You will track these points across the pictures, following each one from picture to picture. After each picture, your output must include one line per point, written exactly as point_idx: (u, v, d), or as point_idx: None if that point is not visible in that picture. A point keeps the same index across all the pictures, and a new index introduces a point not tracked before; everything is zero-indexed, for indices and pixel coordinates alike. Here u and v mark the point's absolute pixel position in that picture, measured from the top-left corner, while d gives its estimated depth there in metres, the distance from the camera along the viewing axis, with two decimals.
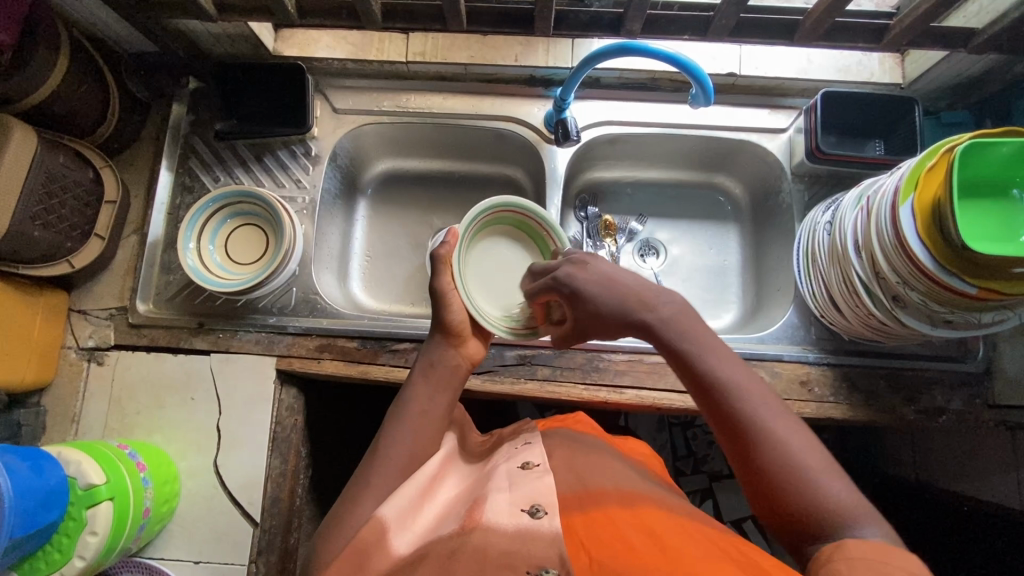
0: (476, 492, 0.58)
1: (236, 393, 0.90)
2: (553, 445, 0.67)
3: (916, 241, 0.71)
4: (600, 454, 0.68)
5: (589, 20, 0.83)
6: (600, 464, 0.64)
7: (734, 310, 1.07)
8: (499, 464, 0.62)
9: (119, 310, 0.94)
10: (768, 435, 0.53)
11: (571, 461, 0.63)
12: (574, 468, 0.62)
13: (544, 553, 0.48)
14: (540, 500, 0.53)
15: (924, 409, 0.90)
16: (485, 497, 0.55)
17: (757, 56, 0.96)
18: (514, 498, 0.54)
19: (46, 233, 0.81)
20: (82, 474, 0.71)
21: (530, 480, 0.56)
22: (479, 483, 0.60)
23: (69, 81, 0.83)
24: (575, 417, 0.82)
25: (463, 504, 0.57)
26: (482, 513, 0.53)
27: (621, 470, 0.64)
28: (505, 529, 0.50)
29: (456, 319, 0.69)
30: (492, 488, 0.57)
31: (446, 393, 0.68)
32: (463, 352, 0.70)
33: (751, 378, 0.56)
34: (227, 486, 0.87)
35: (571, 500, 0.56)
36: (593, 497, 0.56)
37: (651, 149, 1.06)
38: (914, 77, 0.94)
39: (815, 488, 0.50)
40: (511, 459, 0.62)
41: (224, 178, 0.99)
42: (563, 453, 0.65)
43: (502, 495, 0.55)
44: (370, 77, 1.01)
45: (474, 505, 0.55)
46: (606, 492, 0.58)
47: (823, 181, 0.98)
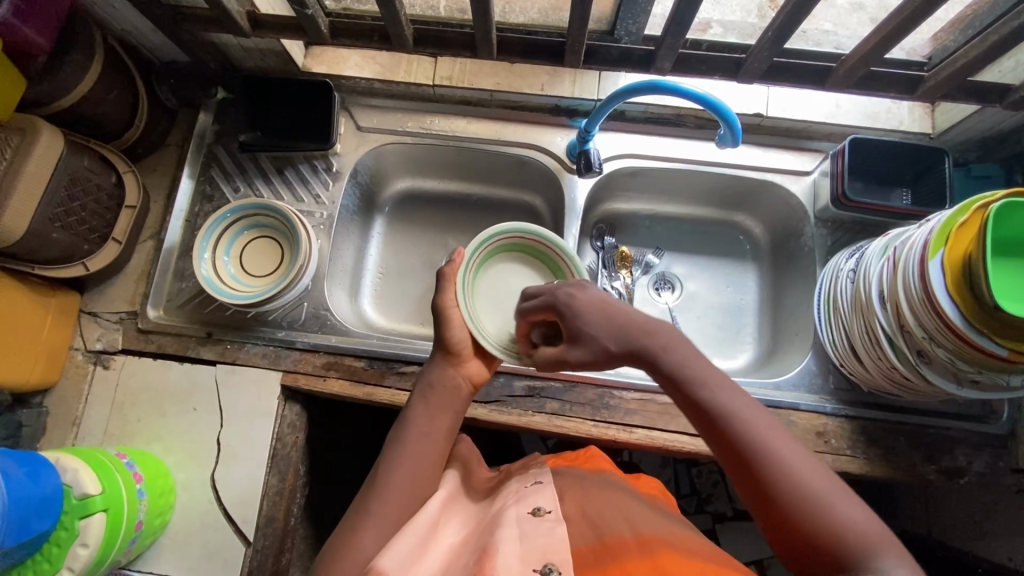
0: (484, 540, 0.55)
1: (239, 406, 0.88)
2: (564, 486, 0.66)
3: (945, 298, 0.69)
4: (613, 491, 0.66)
5: (619, 56, 0.83)
6: (616, 507, 0.62)
7: (749, 350, 1.05)
8: (507, 507, 0.60)
9: (129, 314, 0.94)
10: (772, 462, 0.52)
11: (584, 509, 0.61)
12: (588, 518, 0.59)
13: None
14: (552, 559, 0.51)
15: (945, 469, 0.87)
16: (495, 545, 0.52)
17: (785, 98, 0.96)
18: (525, 555, 0.51)
19: (64, 235, 0.81)
20: (78, 482, 0.70)
21: (542, 533, 0.54)
22: (486, 530, 0.57)
23: (99, 86, 0.84)
24: (587, 451, 0.79)
25: (469, 551, 0.55)
26: (492, 566, 0.50)
27: (638, 508, 0.62)
28: None
29: (455, 338, 0.70)
30: (501, 536, 0.54)
31: (446, 415, 0.68)
32: (461, 373, 0.71)
33: (750, 404, 0.55)
34: (222, 501, 0.85)
35: (587, 558, 0.55)
36: (611, 552, 0.55)
37: (672, 184, 1.05)
38: (945, 127, 0.92)
39: (828, 511, 0.50)
40: (520, 502, 0.60)
41: (244, 188, 0.99)
42: (575, 496, 0.64)
43: (512, 547, 0.52)
44: (396, 97, 1.02)
45: (483, 556, 0.52)
46: (622, 543, 0.56)
47: (846, 228, 0.97)
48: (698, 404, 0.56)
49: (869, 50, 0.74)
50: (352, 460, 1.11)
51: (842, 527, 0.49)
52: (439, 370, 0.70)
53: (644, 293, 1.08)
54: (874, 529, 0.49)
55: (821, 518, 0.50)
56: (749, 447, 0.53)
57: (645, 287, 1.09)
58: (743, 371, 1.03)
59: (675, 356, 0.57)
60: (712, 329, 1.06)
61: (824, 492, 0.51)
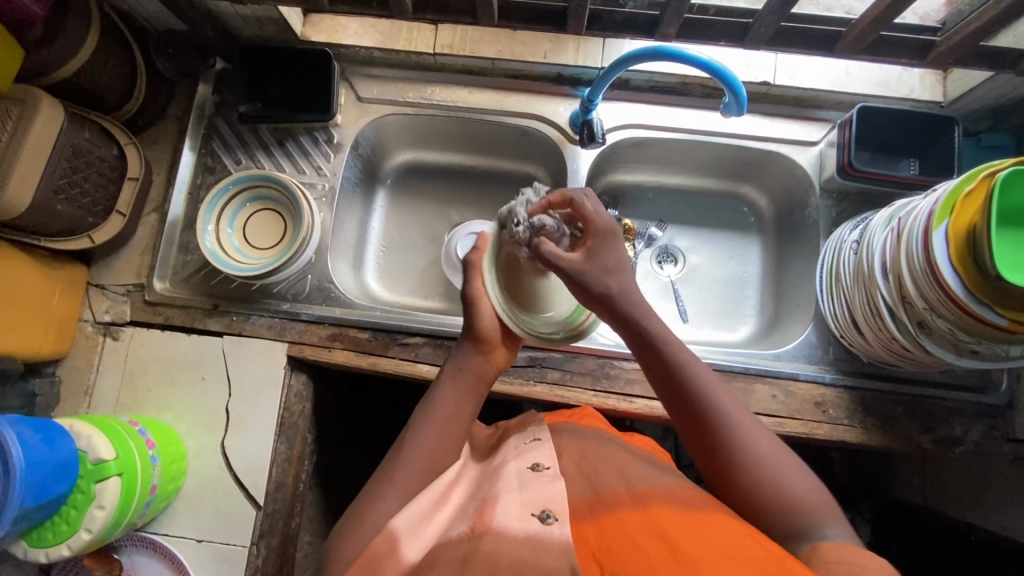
0: (485, 491, 0.57)
1: (246, 376, 0.90)
2: (562, 441, 0.67)
3: (947, 267, 0.69)
4: (609, 445, 0.67)
5: (623, 20, 0.81)
6: (610, 462, 0.63)
7: (750, 322, 1.05)
8: (507, 460, 0.62)
9: (136, 286, 0.95)
10: (733, 434, 0.59)
11: (580, 463, 0.63)
12: (584, 472, 0.61)
13: (554, 563, 0.47)
14: (549, 505, 0.53)
15: (941, 439, 0.88)
16: (495, 497, 0.55)
17: (793, 65, 0.93)
18: (524, 502, 0.54)
19: (68, 207, 0.82)
20: (93, 448, 0.72)
21: (541, 484, 0.56)
22: (487, 482, 0.59)
23: (97, 56, 0.83)
24: (582, 411, 0.80)
25: (472, 502, 0.57)
26: (492, 515, 0.52)
27: (631, 463, 0.63)
28: (516, 535, 0.50)
29: (484, 327, 0.71)
30: (501, 488, 0.56)
31: (474, 399, 0.70)
32: (490, 359, 0.72)
33: (715, 380, 0.63)
34: (232, 467, 0.88)
35: (583, 509, 0.56)
36: (604, 503, 0.57)
37: (677, 155, 1.04)
38: (957, 95, 0.90)
39: (779, 479, 0.57)
40: (518, 454, 0.62)
41: (245, 161, 0.99)
42: (571, 451, 0.65)
43: (512, 496, 0.54)
44: (396, 67, 1.00)
45: (485, 505, 0.55)
46: (615, 495, 0.57)
47: (852, 199, 0.96)
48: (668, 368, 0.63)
49: (879, 15, 0.72)
50: (359, 429, 1.13)
51: (792, 493, 0.56)
52: (471, 357, 0.71)
53: (647, 266, 1.08)
54: (818, 499, 0.56)
55: (763, 481, 0.57)
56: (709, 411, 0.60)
57: (648, 260, 1.09)
58: (744, 343, 1.03)
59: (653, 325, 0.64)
60: (714, 301, 1.07)
61: (770, 459, 0.58)
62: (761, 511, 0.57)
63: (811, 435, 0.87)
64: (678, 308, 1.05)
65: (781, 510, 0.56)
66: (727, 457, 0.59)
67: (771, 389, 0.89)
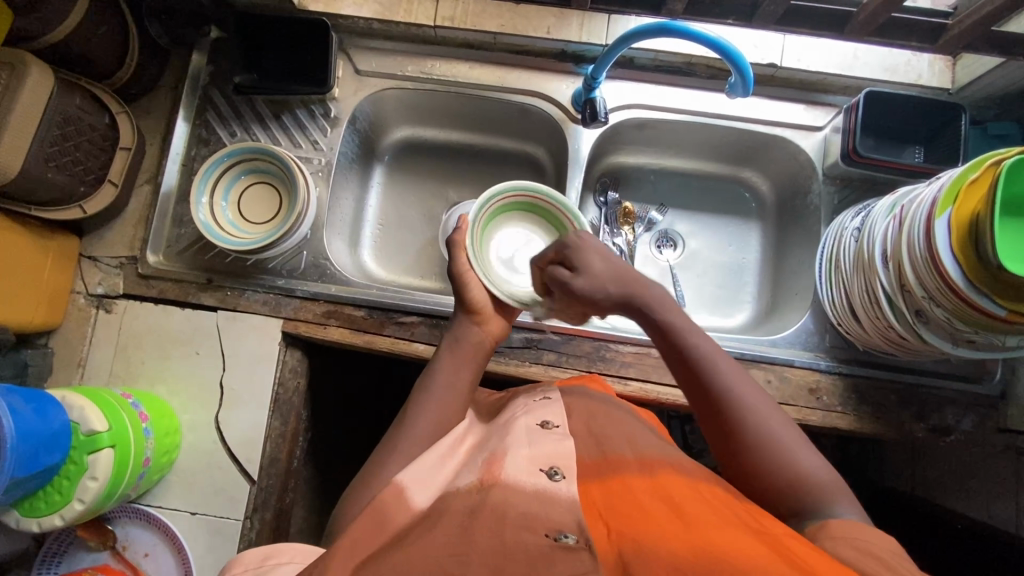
0: (494, 444, 0.59)
1: (241, 351, 0.90)
2: (572, 401, 0.68)
3: (949, 257, 0.68)
4: (615, 411, 0.68)
5: None
6: (618, 425, 0.64)
7: (748, 308, 1.05)
8: (517, 416, 0.64)
9: (130, 259, 0.94)
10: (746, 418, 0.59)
11: (589, 427, 0.63)
12: (592, 434, 0.62)
13: (562, 517, 0.48)
14: (557, 462, 0.55)
15: (932, 428, 0.88)
16: (506, 450, 0.56)
17: (801, 47, 0.91)
18: (533, 457, 0.55)
19: (59, 175, 0.80)
20: (85, 419, 0.72)
21: (551, 441, 0.58)
22: (497, 435, 0.61)
23: (87, 20, 0.81)
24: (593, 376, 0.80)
25: (480, 457, 0.58)
26: (502, 468, 0.54)
27: (635, 429, 0.65)
28: (526, 487, 0.51)
29: (475, 297, 0.74)
30: (511, 441, 0.57)
31: (470, 367, 0.71)
32: (485, 328, 0.75)
33: (728, 361, 0.63)
34: (226, 442, 0.88)
35: (590, 469, 0.57)
36: (612, 464, 0.57)
37: (679, 137, 1.02)
38: (964, 82, 0.88)
39: (792, 459, 0.57)
40: (528, 412, 0.64)
41: (241, 133, 0.97)
42: (581, 412, 0.66)
43: (521, 450, 0.56)
44: (395, 39, 0.98)
45: (493, 459, 0.56)
46: (623, 458, 0.58)
47: (855, 186, 0.95)
48: (684, 355, 0.63)
49: None
50: (354, 407, 1.14)
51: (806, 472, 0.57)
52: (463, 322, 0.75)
53: (645, 250, 1.08)
54: (830, 478, 0.57)
55: (777, 461, 0.57)
56: (725, 399, 0.60)
57: (647, 243, 1.08)
58: (740, 329, 1.03)
59: (663, 312, 0.65)
60: (712, 287, 1.06)
61: (782, 440, 0.59)
62: (782, 502, 0.57)
63: (804, 421, 0.87)
64: (676, 292, 1.05)
65: (796, 489, 0.56)
66: (743, 446, 0.59)
67: (766, 375, 0.89)
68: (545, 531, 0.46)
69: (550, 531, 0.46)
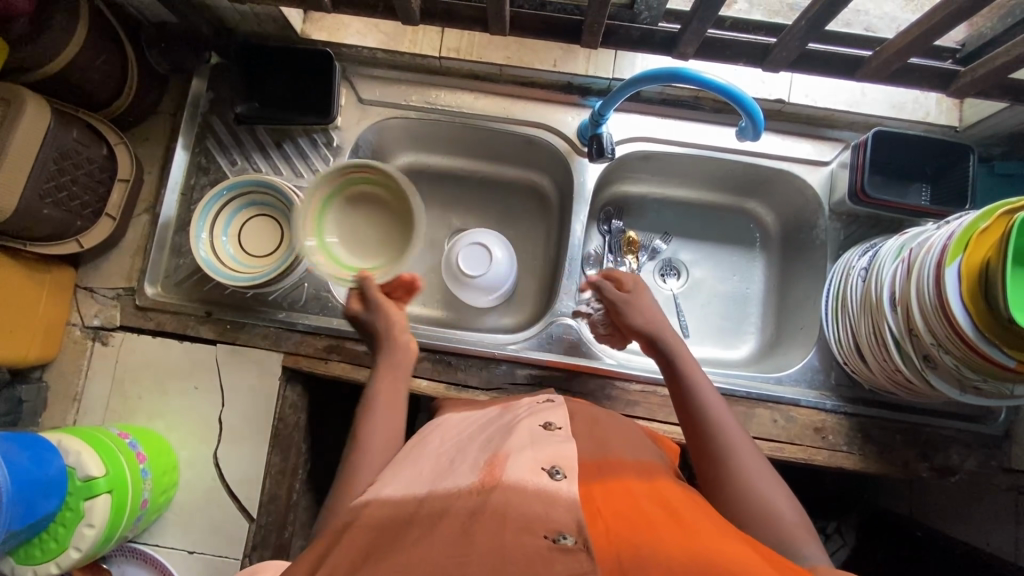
0: (498, 443, 0.58)
1: (241, 386, 0.88)
2: (575, 407, 0.70)
3: (960, 306, 0.67)
4: (618, 422, 0.70)
5: (640, 36, 0.78)
6: (620, 434, 0.66)
7: (751, 340, 1.05)
8: (521, 418, 0.63)
9: (127, 290, 0.92)
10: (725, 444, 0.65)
11: (592, 432, 0.65)
12: (595, 438, 0.63)
13: (562, 518, 0.46)
14: (559, 462, 0.54)
15: (937, 467, 0.88)
16: (507, 453, 0.55)
17: (809, 83, 0.91)
18: (536, 456, 0.54)
19: (55, 211, 0.78)
20: (81, 464, 0.70)
21: (553, 441, 0.57)
22: (500, 435, 0.60)
23: (87, 51, 0.79)
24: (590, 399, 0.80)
25: (480, 455, 0.57)
26: (503, 469, 0.52)
27: (639, 439, 0.67)
28: (526, 486, 0.50)
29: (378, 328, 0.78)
30: (513, 444, 0.57)
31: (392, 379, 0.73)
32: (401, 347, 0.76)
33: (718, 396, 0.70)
34: (226, 479, 0.86)
35: (590, 469, 0.57)
36: (611, 468, 0.57)
37: (684, 169, 1.02)
38: (972, 121, 0.88)
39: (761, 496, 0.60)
40: (532, 415, 0.63)
41: (241, 162, 0.95)
42: (584, 416, 0.68)
43: (525, 453, 0.55)
44: (400, 68, 0.97)
45: (495, 459, 0.54)
46: (623, 462, 0.59)
47: (861, 222, 0.95)
48: (677, 380, 0.72)
49: (909, 41, 0.70)
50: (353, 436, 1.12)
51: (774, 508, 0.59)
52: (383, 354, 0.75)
53: (649, 280, 1.07)
54: (800, 523, 0.58)
55: (750, 492, 0.60)
56: (702, 420, 0.67)
57: (651, 273, 1.07)
58: (743, 361, 1.03)
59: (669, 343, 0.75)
60: (716, 318, 1.06)
61: (755, 475, 0.62)
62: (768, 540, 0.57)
63: (809, 461, 0.87)
64: (680, 323, 1.04)
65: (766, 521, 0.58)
66: (717, 471, 0.63)
67: (771, 414, 0.89)
68: (543, 532, 0.45)
69: (550, 532, 0.45)
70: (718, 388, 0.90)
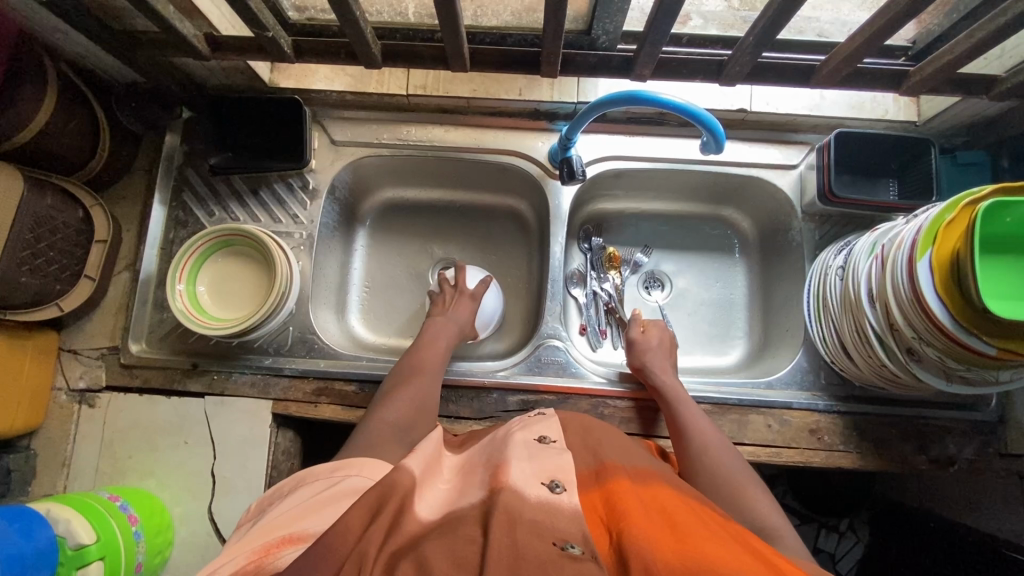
0: (497, 458, 0.57)
1: (231, 437, 0.87)
2: (567, 418, 0.70)
3: (935, 300, 0.68)
4: (613, 431, 0.68)
5: (598, 62, 0.80)
6: (614, 439, 0.65)
7: (740, 345, 1.05)
8: (514, 433, 0.63)
9: (111, 349, 0.92)
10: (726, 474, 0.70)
11: (586, 440, 0.64)
12: (590, 447, 0.61)
13: (570, 530, 0.46)
14: (558, 476, 0.53)
15: (936, 459, 0.88)
16: (508, 465, 0.55)
17: (768, 92, 0.93)
18: (536, 471, 0.54)
19: (33, 277, 0.78)
20: (71, 533, 0.70)
21: (551, 457, 0.57)
22: (497, 452, 0.59)
23: (58, 118, 0.80)
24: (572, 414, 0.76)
25: (476, 478, 0.56)
26: (506, 481, 0.52)
27: (634, 448, 0.65)
28: (530, 497, 0.49)
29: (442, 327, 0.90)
30: (512, 456, 0.56)
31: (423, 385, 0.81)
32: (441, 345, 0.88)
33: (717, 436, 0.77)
34: (221, 533, 0.85)
35: (587, 477, 0.56)
36: (609, 471, 0.56)
37: (657, 183, 1.03)
38: (930, 115, 0.91)
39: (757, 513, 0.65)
40: (526, 430, 0.64)
41: (219, 213, 0.96)
42: (577, 427, 0.67)
43: (524, 465, 0.54)
44: (369, 108, 0.98)
45: (498, 471, 0.54)
46: (620, 467, 0.58)
47: (834, 221, 0.96)
48: (679, 421, 0.79)
49: (856, 48, 0.72)
50: None
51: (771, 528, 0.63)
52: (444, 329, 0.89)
53: (634, 293, 1.08)
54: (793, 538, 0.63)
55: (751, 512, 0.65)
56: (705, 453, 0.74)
57: (635, 287, 1.08)
58: (733, 367, 1.03)
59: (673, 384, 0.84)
60: (703, 326, 1.06)
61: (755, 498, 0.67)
62: None
63: (807, 463, 0.87)
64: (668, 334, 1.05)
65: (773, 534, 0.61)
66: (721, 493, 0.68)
67: (765, 419, 0.89)
68: (552, 539, 0.44)
69: (558, 540, 0.44)
70: (711, 397, 0.90)
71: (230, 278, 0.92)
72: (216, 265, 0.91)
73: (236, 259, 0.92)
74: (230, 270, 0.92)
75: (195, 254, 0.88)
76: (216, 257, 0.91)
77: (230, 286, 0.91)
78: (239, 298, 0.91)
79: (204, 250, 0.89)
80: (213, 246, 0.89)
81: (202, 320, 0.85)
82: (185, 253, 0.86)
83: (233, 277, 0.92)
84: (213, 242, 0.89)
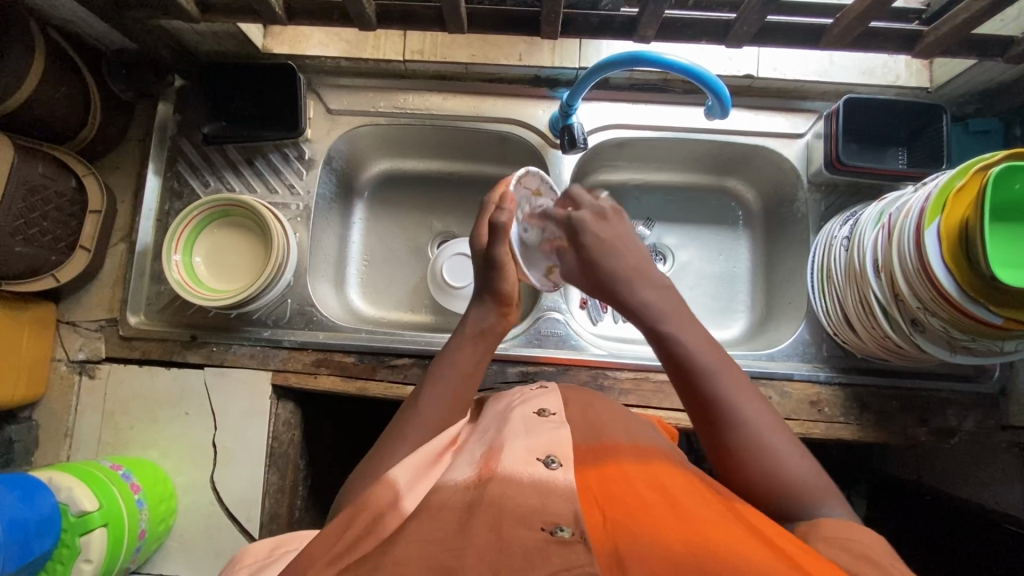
0: (494, 432, 0.57)
1: (232, 407, 0.88)
2: (569, 393, 0.68)
3: (942, 269, 0.66)
4: (610, 403, 0.68)
5: (600, 22, 0.77)
6: (613, 415, 0.64)
7: (743, 319, 1.04)
8: (513, 407, 0.62)
9: (109, 321, 0.91)
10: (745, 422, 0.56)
11: (586, 416, 0.63)
12: (589, 423, 0.61)
13: (560, 510, 0.45)
14: (554, 451, 0.52)
15: (935, 430, 0.88)
16: (500, 444, 0.53)
17: (776, 56, 0.91)
18: (529, 446, 0.53)
19: (27, 247, 0.78)
20: (73, 499, 0.71)
21: (547, 430, 0.56)
22: (495, 426, 0.58)
23: (46, 84, 0.78)
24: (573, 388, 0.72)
25: (475, 448, 0.55)
26: (498, 461, 0.51)
27: (632, 421, 0.65)
28: (520, 477, 0.48)
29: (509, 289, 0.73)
30: (506, 434, 0.55)
31: (485, 355, 0.70)
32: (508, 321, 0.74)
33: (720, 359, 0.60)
34: (224, 502, 0.86)
35: (585, 453, 0.55)
36: (607, 451, 0.56)
37: (661, 153, 1.01)
38: (943, 81, 0.88)
39: None
40: (524, 403, 0.62)
41: (214, 183, 0.95)
42: (578, 403, 0.66)
43: (518, 442, 0.53)
44: (366, 75, 0.96)
45: (490, 453, 0.53)
46: (619, 446, 0.57)
47: (841, 191, 0.94)
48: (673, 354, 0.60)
49: (867, 6, 0.70)
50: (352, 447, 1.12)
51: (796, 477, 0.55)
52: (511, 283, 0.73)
53: None
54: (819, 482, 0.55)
55: None
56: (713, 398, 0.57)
57: None
58: (736, 340, 1.02)
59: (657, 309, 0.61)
60: (706, 299, 1.05)
61: (775, 447, 0.56)
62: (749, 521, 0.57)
63: (808, 435, 0.87)
64: None
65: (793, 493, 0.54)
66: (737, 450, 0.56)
67: (766, 390, 0.89)
68: (541, 525, 0.44)
69: (547, 524, 0.44)
70: None
71: (225, 249, 0.91)
72: (211, 237, 0.90)
73: (229, 229, 0.91)
74: (223, 242, 0.91)
75: (185, 231, 0.87)
76: (209, 228, 0.90)
77: (226, 257, 0.90)
78: (234, 268, 0.90)
79: (194, 224, 0.88)
80: (203, 217, 0.88)
81: (198, 292, 0.84)
82: (173, 231, 0.85)
83: (228, 249, 0.91)
84: (204, 215, 0.88)
